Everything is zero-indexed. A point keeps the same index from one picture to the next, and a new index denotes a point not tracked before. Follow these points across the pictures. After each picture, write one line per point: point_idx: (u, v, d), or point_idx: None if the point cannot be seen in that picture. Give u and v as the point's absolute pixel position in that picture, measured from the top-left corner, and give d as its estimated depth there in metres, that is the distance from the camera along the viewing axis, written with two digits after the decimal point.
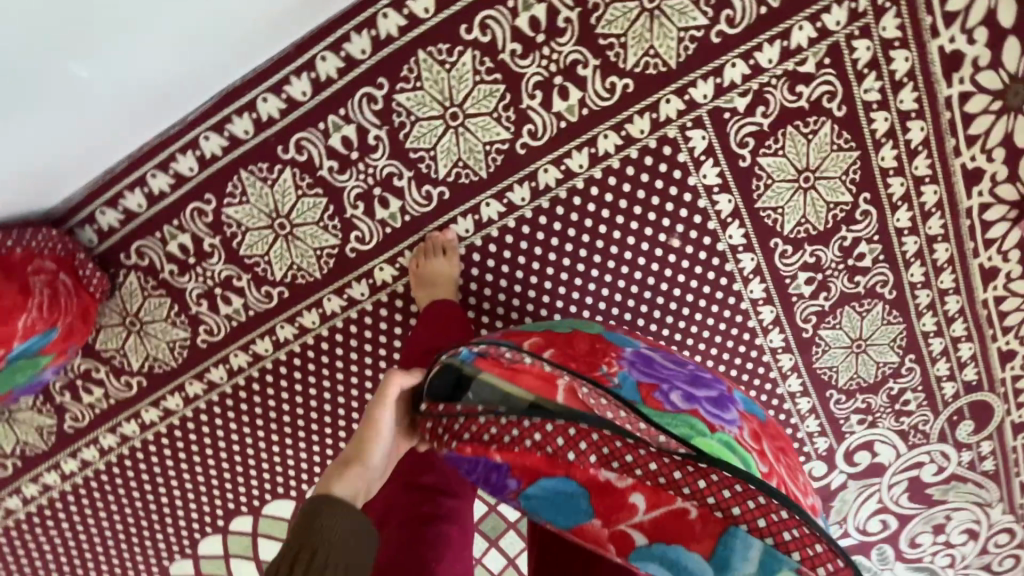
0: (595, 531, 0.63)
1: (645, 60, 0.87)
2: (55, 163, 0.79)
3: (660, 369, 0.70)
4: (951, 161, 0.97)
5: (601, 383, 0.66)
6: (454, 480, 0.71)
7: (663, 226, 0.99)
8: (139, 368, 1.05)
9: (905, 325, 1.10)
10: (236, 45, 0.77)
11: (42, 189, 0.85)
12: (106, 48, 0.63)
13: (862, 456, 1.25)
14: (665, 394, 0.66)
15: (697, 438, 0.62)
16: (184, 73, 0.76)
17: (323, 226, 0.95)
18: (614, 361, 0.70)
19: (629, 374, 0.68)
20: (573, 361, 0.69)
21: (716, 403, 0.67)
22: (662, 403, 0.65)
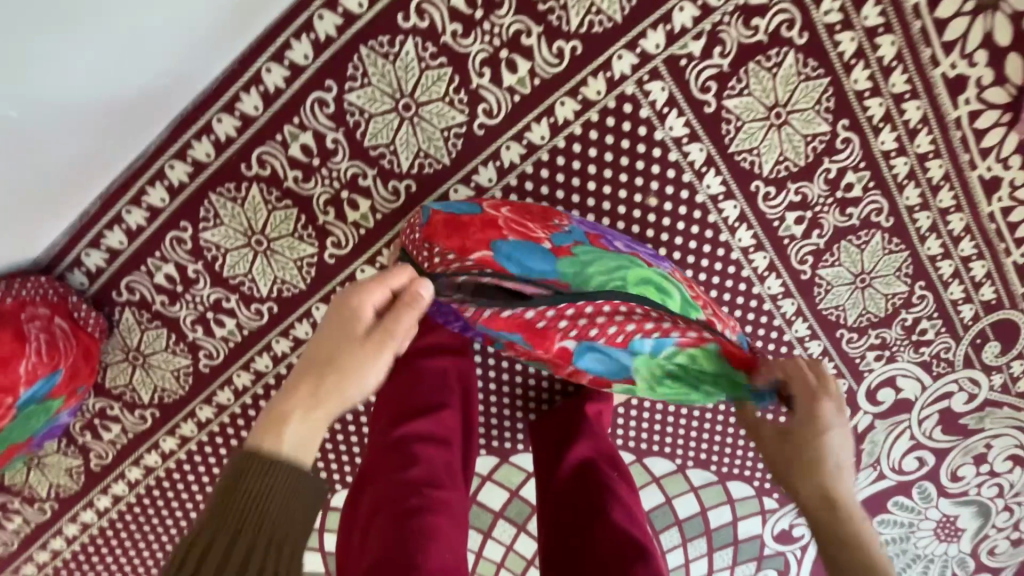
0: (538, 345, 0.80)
1: (589, 19, 0.85)
2: (29, 213, 0.82)
3: (602, 228, 0.85)
4: (929, 72, 0.92)
5: (553, 232, 0.80)
6: (439, 473, 0.71)
7: (637, 186, 0.96)
8: (150, 400, 1.08)
9: (909, 251, 1.06)
10: (167, 70, 0.77)
11: (24, 242, 0.88)
12: (35, 89, 0.64)
13: (885, 393, 1.20)
14: (608, 241, 0.82)
15: (631, 268, 0.78)
16: (121, 105, 0.77)
17: (298, 236, 0.95)
18: (564, 218, 0.84)
19: (578, 227, 0.83)
20: (530, 217, 0.83)
21: (652, 254, 0.84)
22: (606, 246, 0.80)
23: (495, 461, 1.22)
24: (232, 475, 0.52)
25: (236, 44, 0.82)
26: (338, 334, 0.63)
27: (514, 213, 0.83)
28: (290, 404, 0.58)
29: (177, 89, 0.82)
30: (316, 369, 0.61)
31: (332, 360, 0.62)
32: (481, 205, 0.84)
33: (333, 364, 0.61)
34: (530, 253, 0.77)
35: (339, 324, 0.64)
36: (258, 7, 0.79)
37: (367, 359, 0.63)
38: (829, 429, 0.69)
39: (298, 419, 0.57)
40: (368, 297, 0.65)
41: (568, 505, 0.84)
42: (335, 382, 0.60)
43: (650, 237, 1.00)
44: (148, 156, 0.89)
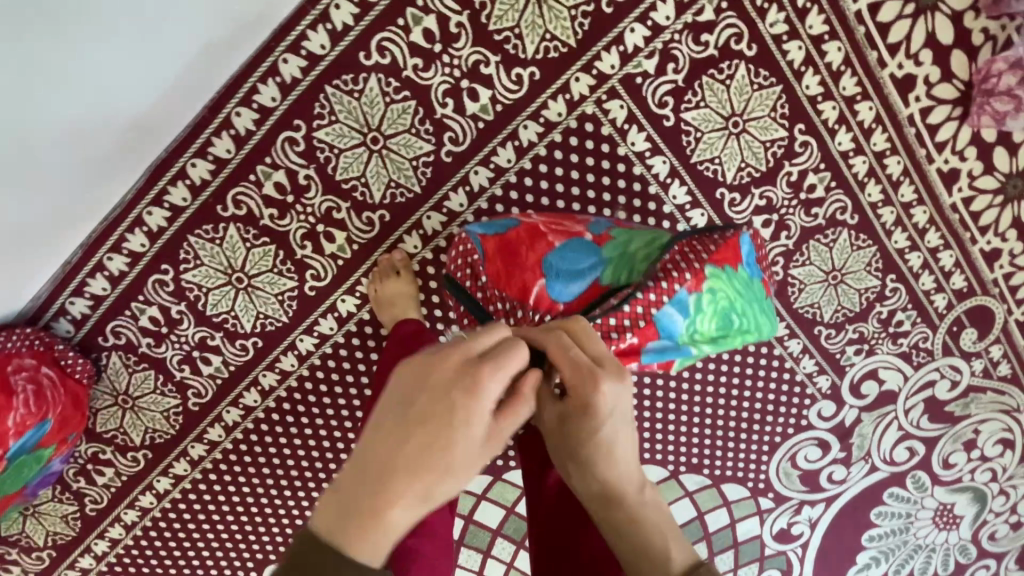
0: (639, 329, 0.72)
1: (544, 45, 0.89)
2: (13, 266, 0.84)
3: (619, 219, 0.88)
4: (877, 74, 0.95)
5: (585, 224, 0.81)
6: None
7: (605, 201, 0.98)
8: (142, 441, 1.09)
9: (877, 246, 1.08)
10: (140, 124, 0.80)
11: (11, 300, 0.90)
12: (14, 147, 0.67)
13: (869, 386, 1.22)
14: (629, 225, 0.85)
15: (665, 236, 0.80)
16: (96, 159, 0.80)
17: (278, 272, 0.97)
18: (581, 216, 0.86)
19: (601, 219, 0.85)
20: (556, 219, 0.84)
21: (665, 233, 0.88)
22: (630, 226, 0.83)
23: (489, 479, 1.23)
24: (297, 555, 0.42)
25: (206, 95, 0.86)
26: (424, 398, 0.46)
27: (546, 218, 0.82)
28: (369, 476, 0.45)
29: (151, 141, 0.86)
30: (401, 443, 0.45)
31: (422, 455, 0.45)
32: (515, 219, 0.83)
33: (424, 447, 0.45)
34: (577, 248, 0.76)
35: (428, 381, 0.47)
36: (223, 56, 0.82)
37: (462, 458, 0.46)
38: (606, 431, 0.57)
39: (388, 515, 0.44)
40: (473, 365, 0.47)
41: (557, 512, 0.86)
42: (430, 476, 0.45)
43: None
44: (126, 204, 0.91)
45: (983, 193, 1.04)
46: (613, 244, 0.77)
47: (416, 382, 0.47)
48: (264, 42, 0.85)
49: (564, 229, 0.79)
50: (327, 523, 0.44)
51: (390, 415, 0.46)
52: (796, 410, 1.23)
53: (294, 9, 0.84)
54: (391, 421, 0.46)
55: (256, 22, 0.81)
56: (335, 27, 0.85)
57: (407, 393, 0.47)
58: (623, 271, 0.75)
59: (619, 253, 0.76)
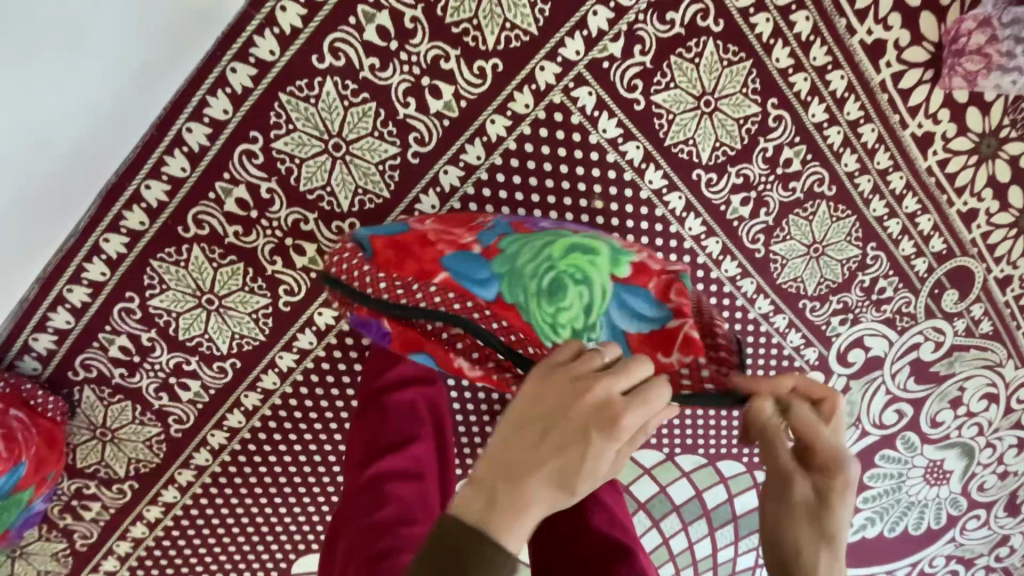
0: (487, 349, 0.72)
1: (505, 35, 0.85)
2: None
3: (527, 215, 0.83)
4: (847, 41, 0.93)
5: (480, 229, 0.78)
6: (412, 509, 0.71)
7: (580, 191, 0.96)
8: (126, 473, 1.05)
9: (856, 216, 1.07)
10: (54, 130, 0.72)
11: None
12: None
13: (856, 354, 1.22)
14: (534, 224, 0.80)
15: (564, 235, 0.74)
16: (25, 187, 0.75)
17: (249, 289, 0.94)
18: (489, 217, 0.83)
19: (503, 220, 0.81)
20: (454, 224, 0.80)
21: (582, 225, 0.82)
22: (534, 229, 0.78)
23: None
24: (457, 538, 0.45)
25: (147, 109, 0.80)
26: (565, 403, 0.49)
27: (438, 226, 0.80)
28: (509, 471, 0.48)
29: (79, 157, 0.78)
30: (546, 432, 0.49)
31: (578, 435, 0.48)
32: (406, 224, 0.81)
33: (570, 473, 0.47)
34: (467, 258, 0.73)
35: (571, 389, 0.50)
36: (164, 70, 0.78)
37: (598, 467, 0.48)
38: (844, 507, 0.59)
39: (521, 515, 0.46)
40: (620, 375, 0.51)
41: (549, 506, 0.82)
42: (592, 455, 0.48)
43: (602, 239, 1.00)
44: (80, 233, 0.87)
45: (958, 155, 1.03)
46: (503, 255, 0.73)
47: (560, 391, 0.50)
48: (208, 52, 0.80)
49: (452, 239, 0.76)
50: (470, 507, 0.47)
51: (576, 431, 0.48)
52: None
53: (237, 14, 0.79)
54: (534, 414, 0.50)
55: (194, 28, 0.76)
56: (283, 31, 0.80)
57: (527, 417, 0.50)
58: (517, 278, 0.70)
59: (509, 262, 0.72)
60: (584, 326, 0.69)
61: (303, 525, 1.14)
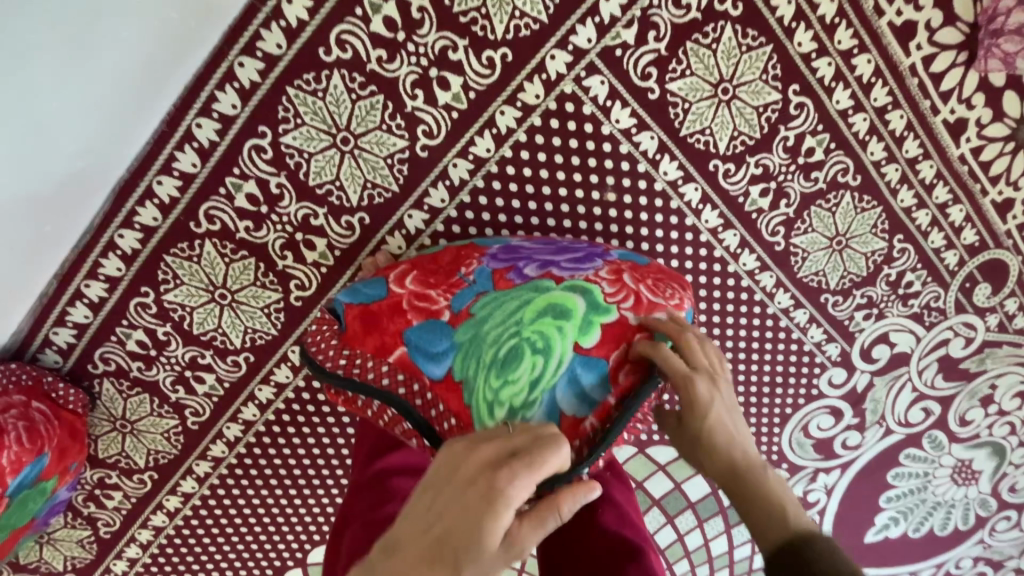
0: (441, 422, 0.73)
1: (514, 23, 0.82)
2: None
3: (515, 254, 0.80)
4: (875, 23, 0.89)
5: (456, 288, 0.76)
6: None
7: (592, 183, 0.94)
8: (146, 464, 1.08)
9: (882, 207, 1.03)
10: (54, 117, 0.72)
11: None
12: None
13: (880, 350, 1.18)
14: (517, 272, 0.76)
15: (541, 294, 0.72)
16: (37, 182, 0.76)
17: (261, 284, 0.94)
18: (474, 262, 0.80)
19: (486, 267, 0.78)
20: (433, 277, 0.78)
21: (569, 263, 0.78)
22: (512, 282, 0.75)
23: None
24: None
25: (155, 100, 0.80)
26: (455, 478, 0.49)
27: (418, 283, 0.77)
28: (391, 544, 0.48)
29: (88, 149, 0.78)
30: (432, 508, 0.48)
31: (458, 510, 0.47)
32: (385, 281, 0.78)
33: (438, 557, 0.45)
34: (433, 330, 0.72)
35: (461, 463, 0.49)
36: (170, 64, 0.77)
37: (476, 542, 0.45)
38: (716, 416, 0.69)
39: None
40: (510, 446, 0.49)
41: None
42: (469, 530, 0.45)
43: (614, 232, 0.98)
44: (96, 229, 0.88)
45: (993, 142, 0.98)
46: (469, 324, 0.71)
47: (452, 463, 0.50)
48: (215, 46, 0.79)
49: (426, 305, 0.74)
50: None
51: (444, 511, 0.46)
52: (806, 380, 1.19)
53: (244, 7, 0.78)
54: (427, 494, 0.49)
55: (199, 19, 0.75)
56: (289, 23, 0.79)
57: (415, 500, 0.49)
58: (476, 349, 0.69)
59: (473, 332, 0.70)
60: (523, 402, 0.66)
61: (317, 517, 1.16)
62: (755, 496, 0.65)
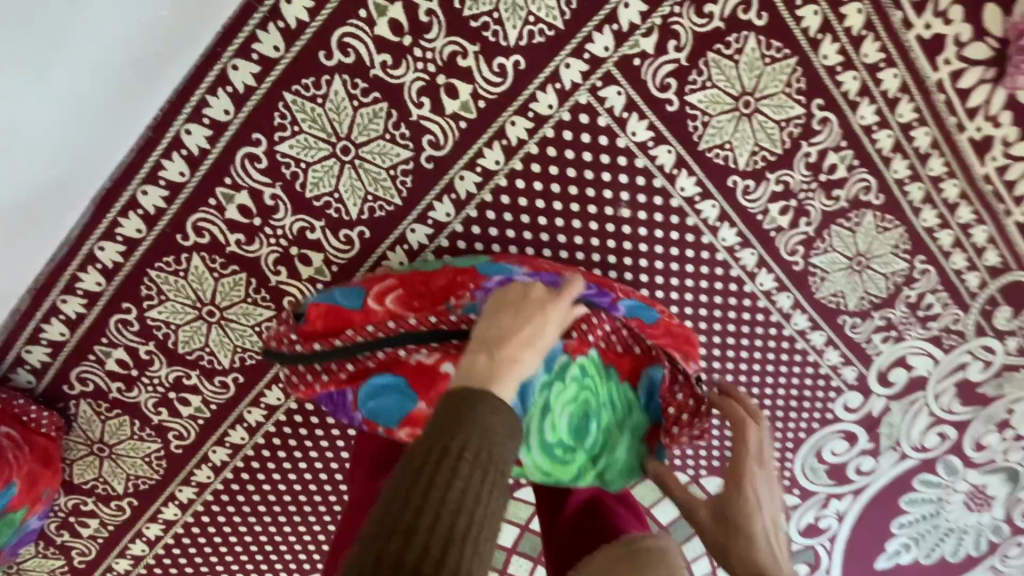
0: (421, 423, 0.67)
1: (527, 29, 0.78)
2: None
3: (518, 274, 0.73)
4: (902, 36, 0.85)
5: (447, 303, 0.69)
6: None
7: (606, 199, 0.89)
8: (125, 489, 1.01)
9: (904, 226, 0.99)
10: (17, 93, 0.64)
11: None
12: None
13: (897, 374, 1.14)
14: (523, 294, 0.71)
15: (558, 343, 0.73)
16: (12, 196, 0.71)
17: (252, 301, 0.88)
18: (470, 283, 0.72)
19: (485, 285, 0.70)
20: (419, 298, 0.71)
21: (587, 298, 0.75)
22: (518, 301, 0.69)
23: None
24: (460, 405, 0.50)
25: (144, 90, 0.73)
26: (526, 299, 0.61)
27: (401, 303, 0.71)
28: (492, 342, 0.56)
29: (66, 139, 0.71)
30: (513, 314, 0.59)
31: (535, 313, 0.60)
32: (364, 291, 0.72)
33: (508, 351, 0.55)
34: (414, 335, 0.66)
35: (524, 291, 0.63)
36: (158, 64, 0.72)
37: (554, 330, 0.60)
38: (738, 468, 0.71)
39: (510, 372, 0.54)
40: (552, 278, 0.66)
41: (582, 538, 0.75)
42: (547, 328, 0.59)
43: (628, 250, 0.93)
44: (74, 241, 0.82)
45: (1019, 161, 0.94)
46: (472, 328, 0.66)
47: (517, 289, 0.63)
48: (208, 47, 0.74)
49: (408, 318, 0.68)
50: (469, 372, 0.53)
51: (494, 328, 0.58)
52: (821, 405, 1.15)
53: (239, 7, 0.73)
54: (501, 308, 0.61)
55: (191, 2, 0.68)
56: (288, 25, 0.74)
57: (492, 314, 0.60)
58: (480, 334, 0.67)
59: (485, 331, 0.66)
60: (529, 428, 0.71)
61: (308, 545, 1.09)
62: (745, 538, 0.65)
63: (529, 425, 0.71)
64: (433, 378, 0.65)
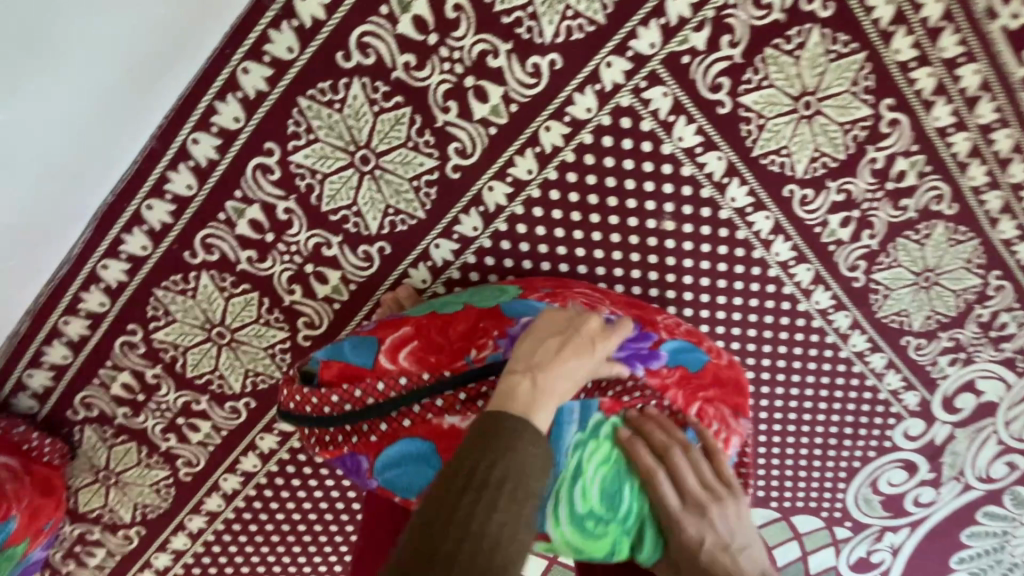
0: None
1: (565, 25, 0.70)
2: None
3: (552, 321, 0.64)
4: (985, 27, 0.75)
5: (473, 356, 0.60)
6: None
7: (649, 211, 0.81)
8: (133, 518, 0.95)
9: (979, 238, 0.89)
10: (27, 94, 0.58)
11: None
12: None
13: (964, 399, 1.03)
14: None
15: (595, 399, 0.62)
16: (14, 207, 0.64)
17: (264, 322, 0.82)
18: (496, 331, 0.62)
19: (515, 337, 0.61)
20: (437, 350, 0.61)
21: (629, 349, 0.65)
22: None
23: None
24: (504, 424, 0.49)
25: (151, 85, 0.66)
26: (578, 324, 0.59)
27: (416, 357, 0.61)
28: (537, 364, 0.54)
29: (78, 139, 0.64)
30: (560, 339, 0.57)
31: (583, 343, 0.57)
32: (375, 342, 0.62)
33: (554, 376, 0.54)
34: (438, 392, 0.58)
35: (578, 315, 0.60)
36: (166, 65, 0.65)
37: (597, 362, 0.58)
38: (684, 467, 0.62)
39: (547, 402, 0.52)
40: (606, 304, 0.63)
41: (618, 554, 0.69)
42: (592, 357, 0.57)
43: (671, 266, 0.85)
44: (76, 258, 0.76)
45: None
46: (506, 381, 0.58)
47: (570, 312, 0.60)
48: (217, 49, 0.68)
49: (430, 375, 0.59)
50: (511, 394, 0.51)
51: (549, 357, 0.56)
52: (878, 432, 1.05)
53: (250, 5, 0.67)
54: (550, 330, 0.58)
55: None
56: (303, 23, 0.68)
57: (538, 332, 0.57)
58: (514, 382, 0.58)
59: None
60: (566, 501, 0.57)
61: None
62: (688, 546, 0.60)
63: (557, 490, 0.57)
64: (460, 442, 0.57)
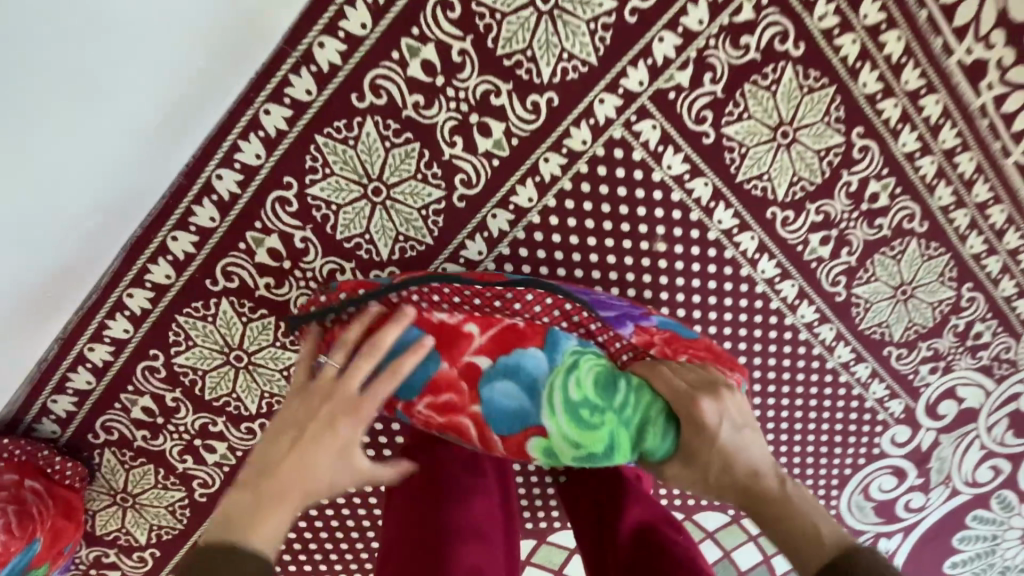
0: (446, 375, 0.71)
1: (561, 66, 0.76)
2: None
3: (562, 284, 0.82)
4: (943, 62, 0.82)
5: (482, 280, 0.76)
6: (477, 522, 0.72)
7: (642, 233, 0.87)
8: (148, 540, 0.97)
9: (950, 254, 0.95)
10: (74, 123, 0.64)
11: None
12: None
13: (946, 406, 1.08)
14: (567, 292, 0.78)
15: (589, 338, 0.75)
16: (60, 229, 0.70)
17: (281, 345, 0.86)
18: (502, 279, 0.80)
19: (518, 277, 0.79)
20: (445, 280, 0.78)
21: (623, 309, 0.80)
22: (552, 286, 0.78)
23: (533, 543, 1.10)
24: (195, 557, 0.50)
25: (183, 118, 0.71)
26: (315, 411, 0.61)
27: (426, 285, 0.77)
28: (266, 468, 0.58)
29: (124, 169, 0.71)
30: (296, 433, 0.60)
31: (317, 429, 0.60)
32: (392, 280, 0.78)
33: (269, 486, 0.56)
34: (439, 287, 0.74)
35: (301, 403, 0.63)
36: (196, 110, 0.71)
37: (346, 433, 0.60)
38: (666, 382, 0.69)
39: (278, 507, 0.55)
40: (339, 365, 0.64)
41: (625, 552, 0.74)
42: (337, 425, 0.60)
43: (664, 284, 0.90)
44: (103, 288, 0.80)
45: None
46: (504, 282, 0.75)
47: (308, 394, 0.63)
48: (241, 93, 0.73)
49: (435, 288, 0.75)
50: (224, 520, 0.54)
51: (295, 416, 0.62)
52: (867, 439, 1.09)
53: (272, 53, 0.73)
54: (272, 433, 0.61)
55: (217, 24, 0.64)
56: (320, 68, 0.74)
57: (280, 427, 0.61)
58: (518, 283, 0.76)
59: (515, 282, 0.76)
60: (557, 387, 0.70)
61: None
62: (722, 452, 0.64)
63: (552, 381, 0.70)
64: (455, 335, 0.72)
